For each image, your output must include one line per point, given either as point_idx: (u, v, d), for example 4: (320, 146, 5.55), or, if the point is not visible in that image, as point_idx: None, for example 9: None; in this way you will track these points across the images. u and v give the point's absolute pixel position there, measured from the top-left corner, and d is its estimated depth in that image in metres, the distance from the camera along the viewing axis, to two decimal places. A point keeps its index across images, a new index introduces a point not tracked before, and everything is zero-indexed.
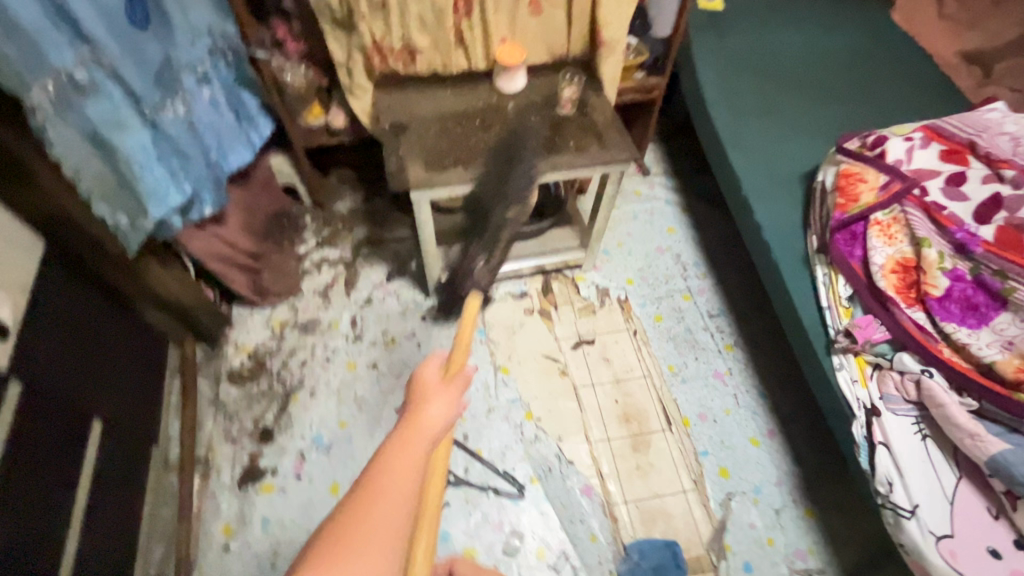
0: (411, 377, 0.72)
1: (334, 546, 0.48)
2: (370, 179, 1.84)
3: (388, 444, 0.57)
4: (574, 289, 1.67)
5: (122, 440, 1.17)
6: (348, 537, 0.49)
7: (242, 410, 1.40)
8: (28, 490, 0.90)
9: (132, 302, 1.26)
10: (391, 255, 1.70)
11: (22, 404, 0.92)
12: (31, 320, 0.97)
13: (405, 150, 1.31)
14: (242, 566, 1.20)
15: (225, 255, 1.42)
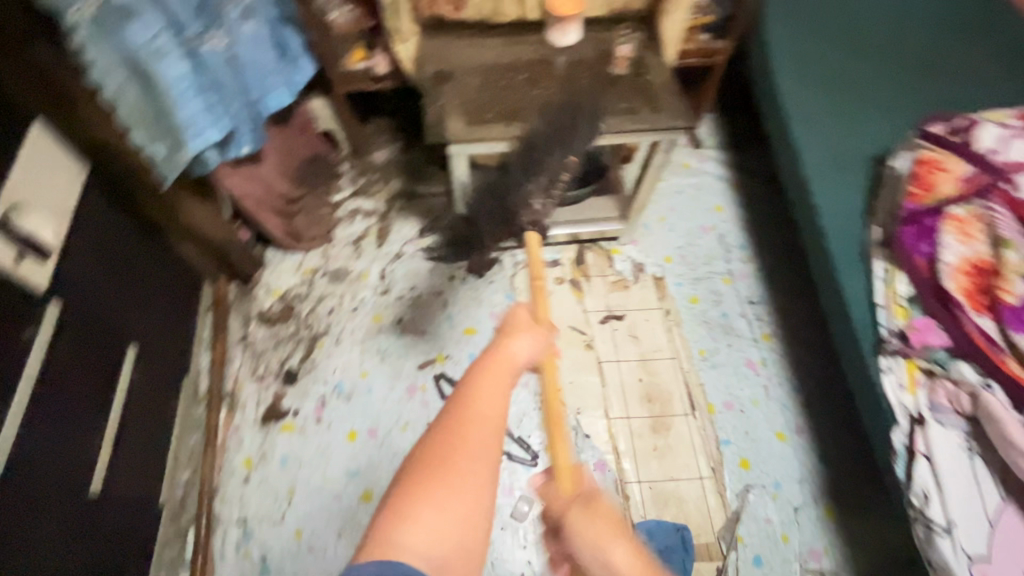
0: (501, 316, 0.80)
1: (451, 429, 0.60)
2: (409, 131, 1.80)
3: (487, 365, 0.68)
4: (608, 261, 1.61)
5: (153, 369, 1.21)
6: (461, 425, 0.61)
7: (269, 351, 1.43)
8: (62, 408, 0.94)
9: (166, 235, 1.28)
10: (425, 210, 1.67)
11: (63, 325, 0.96)
12: (72, 245, 0.99)
13: (446, 101, 1.25)
14: (260, 498, 1.25)
15: (260, 196, 1.42)
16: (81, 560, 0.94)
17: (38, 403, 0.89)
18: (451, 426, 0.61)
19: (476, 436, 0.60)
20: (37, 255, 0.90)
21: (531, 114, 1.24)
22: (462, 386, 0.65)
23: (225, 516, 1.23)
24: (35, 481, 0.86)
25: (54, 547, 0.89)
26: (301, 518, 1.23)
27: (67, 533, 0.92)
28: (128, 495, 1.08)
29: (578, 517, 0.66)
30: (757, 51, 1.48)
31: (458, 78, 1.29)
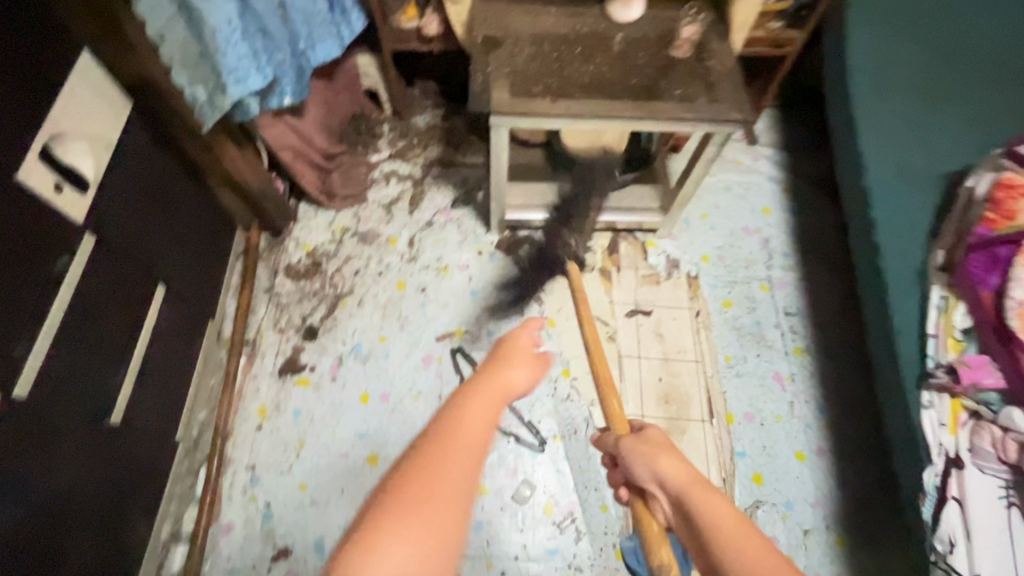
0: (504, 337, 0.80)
1: (438, 449, 0.59)
2: (453, 98, 1.76)
3: (481, 386, 0.68)
4: (641, 254, 1.56)
5: (180, 309, 1.23)
6: (451, 444, 0.60)
7: (293, 304, 1.44)
8: (88, 336, 0.96)
9: (204, 177, 1.28)
10: (460, 181, 1.65)
11: (96, 255, 0.97)
12: (111, 177, 1.00)
13: (494, 67, 1.19)
14: (270, 447, 1.27)
15: (297, 149, 1.41)
16: (97, 483, 0.98)
17: (65, 329, 0.91)
18: (431, 454, 0.59)
19: (458, 467, 0.59)
20: (72, 185, 0.91)
21: (580, 91, 1.18)
22: (457, 406, 0.65)
23: (235, 459, 1.25)
24: (58, 403, 0.90)
25: (73, 467, 0.92)
26: (307, 472, 1.25)
27: (86, 456, 0.95)
28: (146, 428, 1.11)
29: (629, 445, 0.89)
30: (833, 44, 1.37)
31: (508, 44, 1.23)
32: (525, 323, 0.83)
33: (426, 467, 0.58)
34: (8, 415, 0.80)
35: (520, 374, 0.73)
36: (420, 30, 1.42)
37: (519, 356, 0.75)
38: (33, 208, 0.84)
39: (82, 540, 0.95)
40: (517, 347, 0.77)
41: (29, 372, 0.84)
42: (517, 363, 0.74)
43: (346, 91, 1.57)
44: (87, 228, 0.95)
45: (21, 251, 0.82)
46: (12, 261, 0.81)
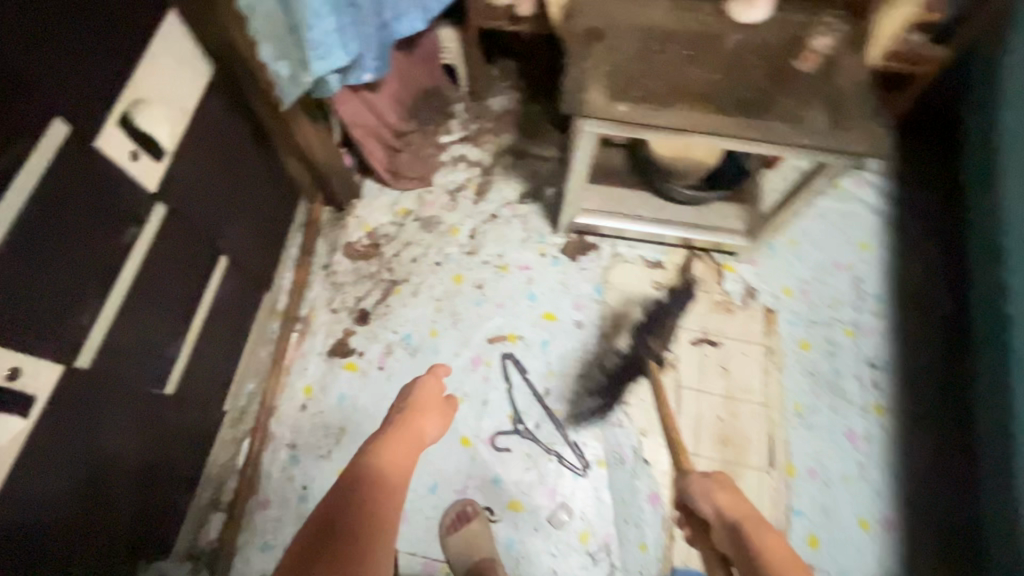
0: (416, 387, 1.11)
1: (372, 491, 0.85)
2: (534, 81, 1.65)
3: (398, 442, 0.96)
4: (716, 277, 1.44)
5: (240, 281, 1.21)
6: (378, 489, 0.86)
7: (348, 285, 1.41)
8: (148, 309, 0.94)
9: (275, 148, 1.24)
10: (531, 174, 1.56)
11: (165, 225, 0.95)
12: (187, 146, 0.97)
13: (591, 64, 1.08)
14: (312, 429, 1.26)
15: (369, 125, 1.36)
16: (145, 453, 0.99)
17: (130, 299, 0.90)
18: (363, 501, 0.83)
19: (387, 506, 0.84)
20: (149, 153, 0.89)
21: (683, 100, 1.06)
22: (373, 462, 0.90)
23: (278, 436, 1.26)
24: (116, 374, 0.89)
25: (124, 437, 0.93)
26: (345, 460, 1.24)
27: (136, 427, 0.95)
28: (197, 399, 1.12)
29: (699, 481, 0.96)
30: (985, 69, 1.18)
31: (609, 36, 1.11)
32: (434, 371, 1.15)
33: (363, 508, 0.82)
34: (66, 386, 0.80)
35: (435, 422, 1.05)
36: (513, 10, 1.32)
37: (434, 405, 1.08)
38: (107, 175, 0.82)
39: (125, 507, 0.96)
40: (427, 395, 1.09)
41: (92, 343, 0.83)
42: (430, 414, 1.05)
43: (425, 65, 1.49)
44: (160, 197, 0.93)
45: (91, 219, 0.80)
46: (81, 229, 0.79)
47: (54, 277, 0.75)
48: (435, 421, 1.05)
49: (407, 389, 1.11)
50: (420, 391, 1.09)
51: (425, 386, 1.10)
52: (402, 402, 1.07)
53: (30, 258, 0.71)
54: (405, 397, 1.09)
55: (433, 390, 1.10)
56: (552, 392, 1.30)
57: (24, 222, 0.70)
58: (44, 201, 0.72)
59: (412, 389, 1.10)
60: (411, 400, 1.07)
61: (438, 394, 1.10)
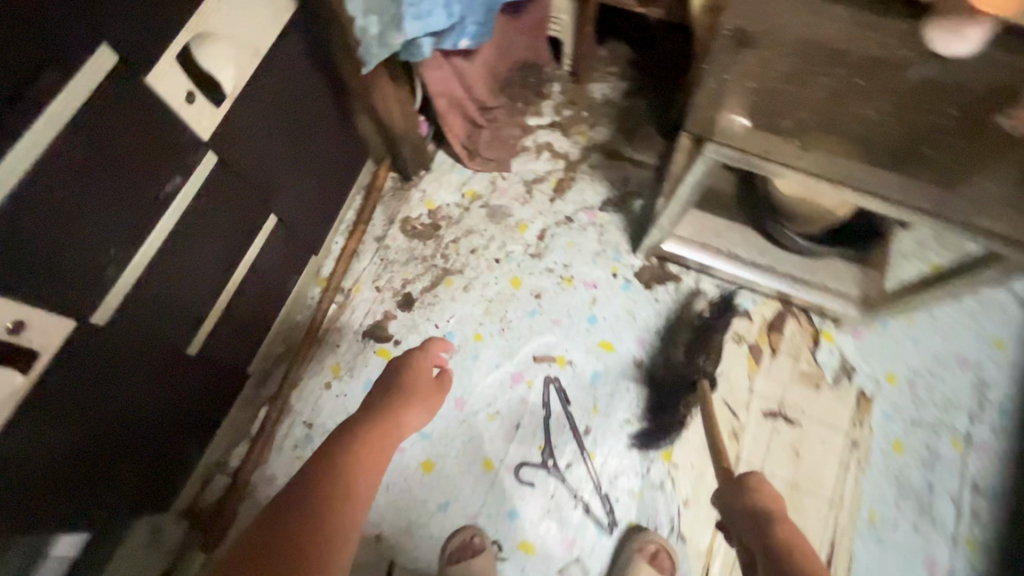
0: (413, 356, 0.98)
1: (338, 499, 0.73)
2: (645, 73, 1.45)
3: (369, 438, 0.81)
4: (808, 343, 1.24)
5: (288, 242, 1.12)
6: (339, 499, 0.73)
7: (399, 264, 1.30)
8: (182, 267, 0.86)
9: (349, 102, 1.12)
10: (621, 179, 1.38)
11: (213, 179, 0.86)
12: (251, 92, 0.86)
13: (734, 78, 0.88)
14: (332, 410, 1.19)
15: (453, 97, 1.21)
16: (160, 413, 0.93)
17: (164, 254, 0.81)
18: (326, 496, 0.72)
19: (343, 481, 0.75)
20: (206, 96, 0.78)
21: (834, 140, 0.89)
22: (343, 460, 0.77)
23: (296, 411, 1.19)
24: (140, 333, 0.82)
25: (141, 397, 0.87)
26: None
27: (154, 389, 0.89)
28: (224, 360, 1.05)
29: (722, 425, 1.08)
30: None
31: None
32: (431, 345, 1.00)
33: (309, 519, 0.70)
34: (81, 344, 0.72)
35: (419, 413, 0.90)
36: None
37: (422, 389, 0.93)
38: (157, 119, 0.71)
39: (130, 466, 0.91)
40: (421, 375, 0.95)
41: (113, 299, 0.75)
42: (418, 405, 0.91)
43: (529, 36, 1.32)
44: (214, 147, 0.83)
45: (135, 166, 0.71)
46: (122, 177, 0.70)
47: (83, 226, 0.67)
48: (419, 413, 0.90)
49: (398, 364, 0.95)
50: (407, 373, 0.94)
51: (417, 367, 0.96)
52: (393, 378, 0.94)
53: (57, 204, 0.63)
54: (389, 376, 0.95)
55: (425, 370, 0.96)
56: (593, 431, 1.17)
57: (54, 161, 0.60)
58: (82, 141, 0.62)
59: (403, 364, 0.96)
60: (399, 384, 0.93)
61: (428, 378, 0.94)
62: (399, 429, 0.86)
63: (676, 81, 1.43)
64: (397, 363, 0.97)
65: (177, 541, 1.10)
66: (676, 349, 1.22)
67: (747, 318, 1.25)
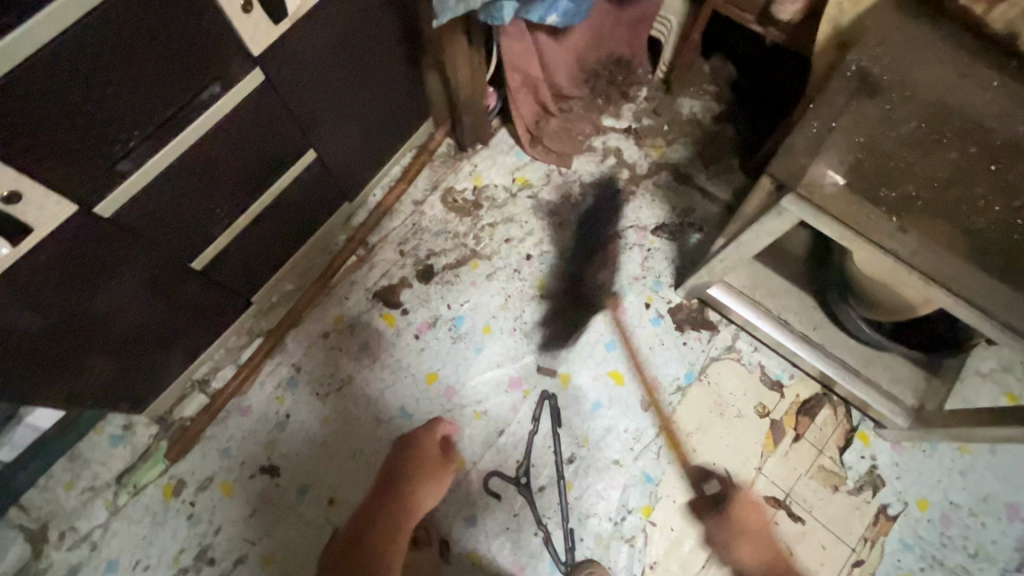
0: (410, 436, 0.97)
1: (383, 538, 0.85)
2: (744, 100, 1.32)
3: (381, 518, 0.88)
4: (838, 439, 1.10)
5: (324, 182, 1.08)
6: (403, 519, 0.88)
7: (429, 233, 1.24)
8: (204, 178, 0.83)
9: (420, 53, 1.07)
10: (684, 206, 1.27)
11: (256, 96, 0.81)
12: (315, 17, 0.81)
13: (843, 126, 0.75)
14: (323, 362, 1.15)
15: (529, 76, 1.13)
16: (149, 319, 0.91)
17: (185, 161, 0.78)
18: None
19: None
20: (263, 10, 0.73)
21: (944, 230, 0.71)
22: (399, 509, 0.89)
23: (288, 352, 1.16)
24: (139, 231, 0.79)
25: (128, 296, 0.84)
26: (337, 409, 1.13)
27: (145, 292, 0.86)
28: (230, 282, 1.03)
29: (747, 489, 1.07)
30: None
31: (890, 95, 0.76)
32: (433, 424, 0.98)
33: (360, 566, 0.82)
34: (75, 226, 0.70)
35: (431, 491, 0.93)
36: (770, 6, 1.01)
37: (432, 469, 0.94)
38: (204, 18, 0.67)
39: (107, 364, 0.89)
40: (427, 455, 0.95)
41: (120, 194, 0.72)
42: (423, 489, 0.92)
43: (630, 30, 1.23)
44: (262, 65, 0.79)
45: (170, 63, 0.67)
46: (154, 69, 0.66)
47: (99, 110, 0.64)
48: (432, 491, 0.92)
49: (395, 452, 0.96)
50: (405, 460, 0.94)
51: (423, 445, 0.95)
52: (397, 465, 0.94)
53: (74, 79, 0.60)
54: (392, 464, 0.95)
55: (431, 449, 0.96)
56: (577, 462, 1.09)
57: (82, 35, 0.58)
58: (115, 19, 0.59)
59: (408, 446, 0.96)
60: (403, 471, 0.93)
61: (436, 456, 0.95)
62: (411, 515, 0.89)
63: (774, 116, 1.29)
64: (403, 444, 0.96)
65: (143, 443, 1.09)
66: (690, 403, 1.12)
67: (777, 392, 1.13)
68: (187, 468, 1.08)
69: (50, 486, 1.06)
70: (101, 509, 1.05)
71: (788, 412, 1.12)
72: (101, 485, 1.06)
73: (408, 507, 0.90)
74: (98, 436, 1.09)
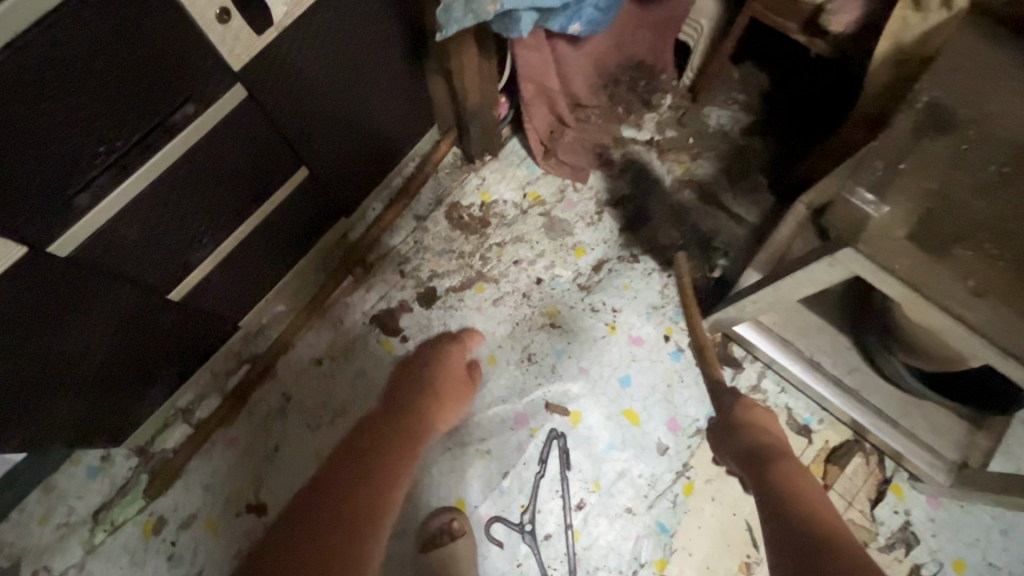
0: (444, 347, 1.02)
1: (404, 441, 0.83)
2: (777, 113, 1.21)
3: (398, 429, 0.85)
4: (870, 490, 1.02)
5: (318, 200, 0.99)
6: (416, 437, 0.85)
7: (432, 252, 1.15)
8: (179, 205, 0.74)
9: (426, 58, 0.97)
10: (709, 228, 1.17)
11: (239, 114, 0.72)
12: (304, 22, 0.71)
13: (909, 169, 0.65)
14: (315, 391, 1.07)
15: (544, 87, 1.04)
16: (122, 354, 0.82)
17: (155, 189, 0.69)
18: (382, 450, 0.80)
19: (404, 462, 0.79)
20: (245, 19, 0.63)
21: None
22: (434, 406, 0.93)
23: (279, 379, 1.08)
24: (105, 265, 0.70)
25: (96, 334, 0.75)
26: (330, 443, 1.05)
27: (116, 327, 0.77)
28: (214, 309, 0.95)
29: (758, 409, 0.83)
30: None
31: (966, 132, 0.67)
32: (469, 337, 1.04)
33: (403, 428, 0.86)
34: (26, 270, 0.61)
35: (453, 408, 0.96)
36: (818, 15, 0.90)
37: (452, 388, 0.97)
38: (171, 30, 0.57)
39: (76, 403, 0.81)
40: (450, 371, 0.98)
41: (79, 231, 0.63)
42: (448, 401, 0.95)
43: (655, 34, 1.12)
44: (244, 79, 0.69)
45: (129, 81, 0.57)
46: (110, 90, 0.56)
47: (45, 139, 0.54)
48: (456, 404, 0.96)
49: (424, 357, 1.00)
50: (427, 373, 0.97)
51: (449, 358, 1.00)
52: (418, 373, 0.97)
53: (13, 106, 0.50)
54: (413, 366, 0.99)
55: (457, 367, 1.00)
56: (586, 507, 1.01)
57: (17, 57, 0.48)
58: (57, 37, 0.49)
59: (433, 357, 1.00)
60: (426, 382, 0.95)
61: (463, 371, 0.99)
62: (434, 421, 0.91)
63: (822, 129, 1.17)
64: (428, 356, 1.00)
65: (121, 476, 1.02)
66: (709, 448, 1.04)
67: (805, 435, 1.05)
68: (168, 505, 1.01)
69: (22, 521, 0.99)
70: (75, 547, 0.98)
71: (815, 460, 1.04)
72: (76, 521, 0.99)
73: (433, 420, 0.91)
74: (74, 467, 1.02)
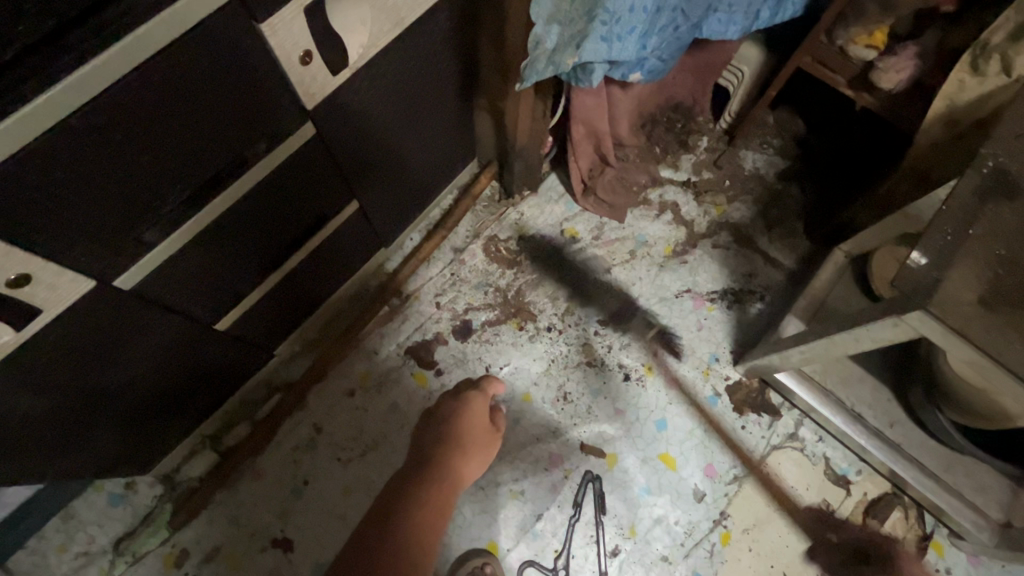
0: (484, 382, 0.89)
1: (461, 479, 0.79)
2: (812, 159, 1.23)
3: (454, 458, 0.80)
4: (909, 545, 1.01)
5: (362, 231, 0.98)
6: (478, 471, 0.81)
7: (469, 285, 1.15)
8: (237, 240, 0.73)
9: (476, 96, 0.97)
10: (746, 270, 1.17)
11: (305, 151, 0.72)
12: (377, 64, 0.72)
13: (981, 235, 0.66)
14: (346, 422, 1.06)
15: (594, 129, 1.05)
16: (160, 387, 0.80)
17: (219, 223, 0.68)
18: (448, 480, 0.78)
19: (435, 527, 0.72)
20: (324, 60, 0.64)
21: None
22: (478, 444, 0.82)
23: (310, 410, 1.06)
24: (162, 300, 0.69)
25: (142, 367, 0.74)
26: (359, 478, 1.02)
27: (162, 360, 0.76)
28: (255, 339, 0.94)
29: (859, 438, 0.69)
30: None
31: None
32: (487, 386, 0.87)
33: (459, 452, 0.80)
34: (91, 306, 0.60)
35: (478, 465, 0.81)
36: (867, 71, 0.92)
37: (485, 435, 0.84)
38: (255, 73, 0.57)
39: (111, 433, 0.79)
40: (476, 421, 0.84)
41: (143, 266, 0.63)
42: (476, 456, 0.81)
43: (697, 79, 1.14)
44: (314, 118, 0.69)
45: (211, 118, 0.57)
46: (194, 130, 0.56)
47: (126, 177, 0.54)
48: (478, 464, 0.81)
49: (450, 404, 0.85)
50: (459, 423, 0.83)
51: (473, 409, 0.84)
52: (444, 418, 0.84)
53: (105, 146, 0.50)
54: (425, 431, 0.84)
55: (480, 414, 0.85)
56: (620, 553, 0.99)
57: (112, 101, 0.47)
58: (154, 81, 0.49)
59: (455, 407, 0.85)
60: (458, 429, 0.82)
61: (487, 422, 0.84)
62: (459, 484, 0.79)
63: (856, 181, 1.19)
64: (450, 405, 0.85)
65: (144, 505, 0.99)
66: (745, 496, 1.02)
67: (776, 480, 1.04)
68: (192, 537, 0.98)
69: (40, 549, 0.96)
70: None
71: (854, 513, 1.02)
72: (96, 550, 0.96)
73: (456, 475, 0.79)
74: (95, 494, 0.99)
